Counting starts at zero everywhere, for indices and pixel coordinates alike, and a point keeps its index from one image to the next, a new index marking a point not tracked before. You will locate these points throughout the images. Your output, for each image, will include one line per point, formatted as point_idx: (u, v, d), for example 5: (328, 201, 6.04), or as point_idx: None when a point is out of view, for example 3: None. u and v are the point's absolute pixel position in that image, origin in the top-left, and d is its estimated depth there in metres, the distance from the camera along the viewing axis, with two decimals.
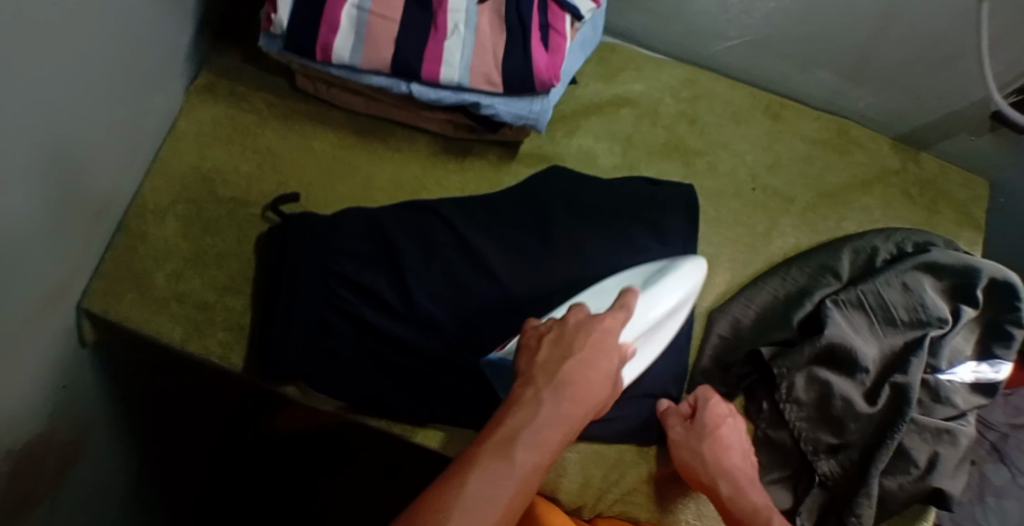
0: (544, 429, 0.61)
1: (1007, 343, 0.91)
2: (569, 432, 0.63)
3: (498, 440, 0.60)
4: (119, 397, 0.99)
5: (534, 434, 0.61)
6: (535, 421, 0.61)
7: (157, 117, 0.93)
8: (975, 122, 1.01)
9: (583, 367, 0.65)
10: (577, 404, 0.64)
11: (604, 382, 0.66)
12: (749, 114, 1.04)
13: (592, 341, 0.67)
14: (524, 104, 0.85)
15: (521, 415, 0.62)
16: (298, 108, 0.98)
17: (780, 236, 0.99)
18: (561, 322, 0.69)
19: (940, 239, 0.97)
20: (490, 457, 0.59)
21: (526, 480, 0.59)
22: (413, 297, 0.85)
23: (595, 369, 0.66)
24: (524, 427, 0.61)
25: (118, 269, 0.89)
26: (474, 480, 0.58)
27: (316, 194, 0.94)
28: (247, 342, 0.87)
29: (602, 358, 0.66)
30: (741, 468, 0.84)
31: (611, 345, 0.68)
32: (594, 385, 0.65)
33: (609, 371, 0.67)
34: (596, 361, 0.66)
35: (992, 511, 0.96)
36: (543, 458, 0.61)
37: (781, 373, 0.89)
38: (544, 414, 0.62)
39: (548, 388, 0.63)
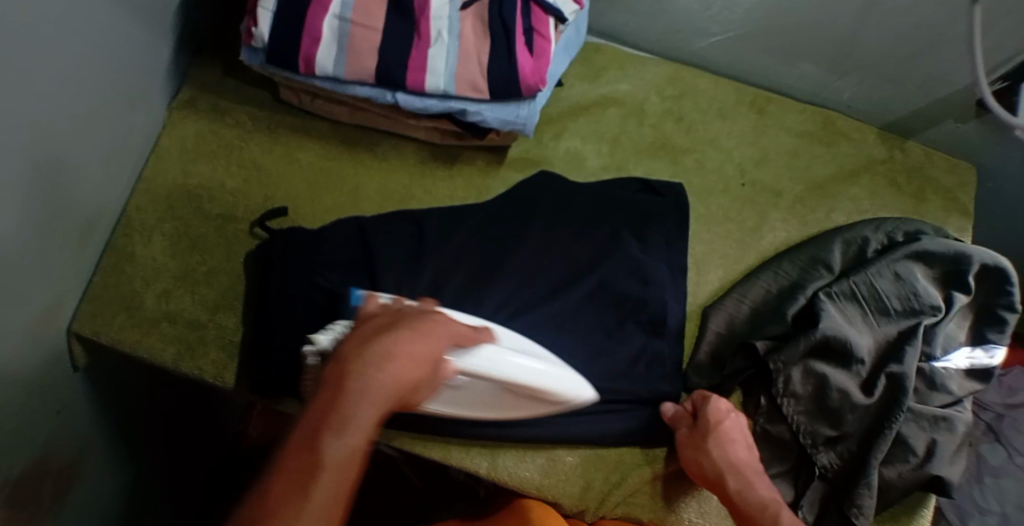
0: (358, 407, 0.57)
1: (1000, 328, 0.93)
2: (389, 404, 0.60)
3: (308, 432, 0.57)
4: (115, 419, 0.98)
5: (356, 409, 0.57)
6: (349, 402, 0.57)
7: (139, 135, 0.91)
8: (961, 108, 1.01)
9: (402, 338, 0.62)
10: (404, 371, 0.60)
11: (426, 359, 0.63)
12: (735, 109, 1.04)
13: (424, 319, 0.66)
14: (511, 110, 0.84)
15: (331, 395, 0.58)
16: (282, 120, 0.97)
17: (771, 230, 0.99)
18: (388, 310, 0.68)
19: (930, 226, 0.97)
20: (303, 445, 0.56)
21: (344, 460, 0.56)
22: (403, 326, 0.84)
23: (425, 343, 0.63)
24: (333, 411, 0.57)
25: (106, 291, 0.88)
26: (280, 485, 0.55)
27: (304, 207, 0.93)
28: (239, 360, 0.86)
29: (422, 334, 0.64)
30: (746, 461, 0.83)
31: (432, 325, 0.65)
32: (418, 358, 0.62)
33: (433, 348, 0.64)
34: (416, 338, 0.63)
35: (990, 490, 0.96)
36: (362, 435, 0.57)
37: (777, 368, 0.89)
38: (354, 389, 0.58)
39: (373, 356, 0.60)
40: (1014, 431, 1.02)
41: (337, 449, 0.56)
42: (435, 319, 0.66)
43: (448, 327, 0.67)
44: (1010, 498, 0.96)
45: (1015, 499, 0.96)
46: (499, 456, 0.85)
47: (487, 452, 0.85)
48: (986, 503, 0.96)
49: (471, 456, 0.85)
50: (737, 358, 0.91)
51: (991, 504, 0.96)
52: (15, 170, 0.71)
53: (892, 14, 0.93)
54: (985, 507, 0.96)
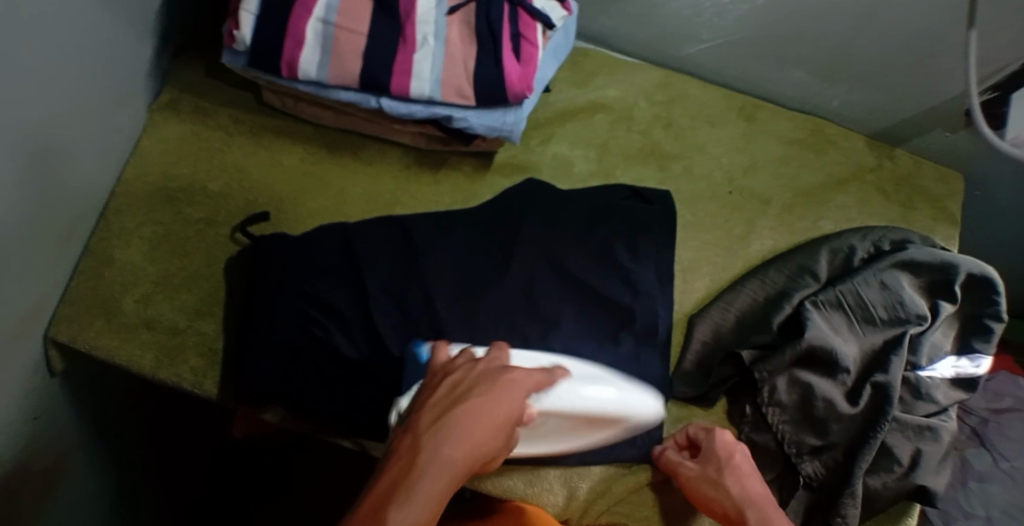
0: (425, 478, 0.60)
1: (987, 337, 0.93)
2: (457, 478, 0.62)
3: (377, 498, 0.60)
4: (97, 423, 0.97)
5: (422, 481, 0.60)
6: (415, 474, 0.60)
7: (120, 138, 0.90)
8: (949, 117, 1.01)
9: (473, 409, 0.64)
10: (473, 445, 0.63)
11: (495, 431, 0.65)
12: (724, 115, 1.04)
13: (503, 381, 0.68)
14: (498, 116, 0.83)
15: (403, 464, 0.61)
16: (265, 123, 0.96)
17: (759, 238, 0.99)
18: (469, 364, 0.69)
19: (917, 235, 0.97)
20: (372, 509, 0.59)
21: None
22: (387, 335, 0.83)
23: (503, 409, 0.66)
24: (405, 480, 0.60)
25: (84, 296, 0.86)
26: None
27: (287, 212, 0.92)
28: (220, 368, 0.85)
29: (498, 405, 0.66)
30: (764, 495, 0.81)
31: (510, 394, 0.67)
32: (490, 429, 0.65)
33: (509, 413, 0.66)
34: (489, 409, 0.65)
35: (975, 494, 0.96)
36: (427, 508, 0.58)
37: (763, 378, 0.89)
38: (426, 460, 0.61)
39: (452, 433, 0.63)
40: (998, 434, 1.03)
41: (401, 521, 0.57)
42: (516, 380, 0.69)
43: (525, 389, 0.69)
44: (994, 501, 0.96)
45: (1000, 504, 0.96)
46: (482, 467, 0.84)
47: None
48: (971, 507, 0.96)
49: None
50: (723, 367, 0.91)
51: (976, 508, 0.96)
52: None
53: (882, 23, 0.92)
54: (971, 510, 0.95)
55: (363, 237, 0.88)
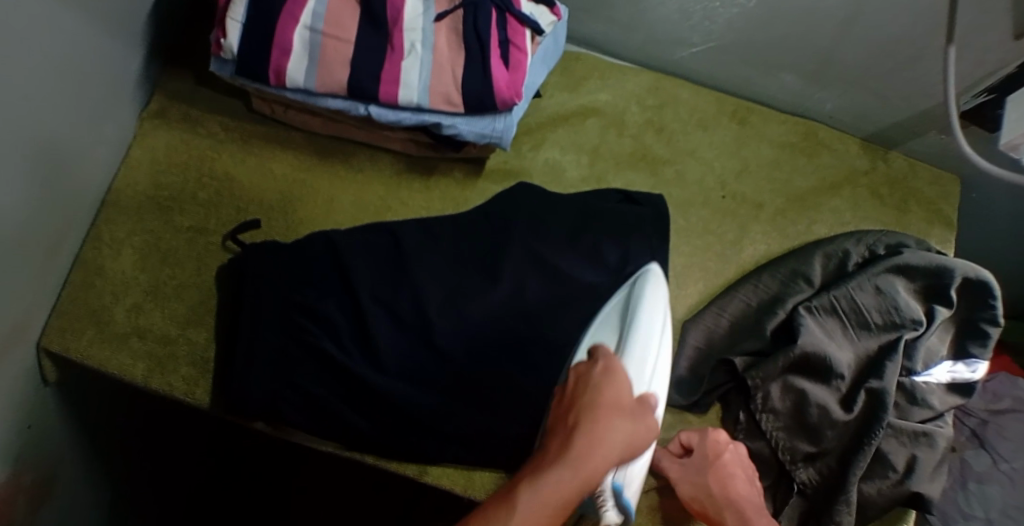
0: (551, 473, 0.64)
1: (983, 342, 0.92)
2: (585, 478, 0.64)
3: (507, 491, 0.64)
4: (89, 432, 0.97)
5: (543, 481, 0.63)
6: (541, 475, 0.64)
7: (109, 147, 0.89)
8: (944, 120, 1.00)
9: (592, 412, 0.68)
10: (636, 428, 0.69)
11: (619, 432, 0.68)
12: (716, 120, 1.03)
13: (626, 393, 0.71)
14: (487, 123, 0.83)
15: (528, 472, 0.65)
16: (256, 130, 0.95)
17: (752, 243, 0.98)
18: (580, 375, 0.73)
19: (912, 239, 0.97)
20: (502, 509, 0.61)
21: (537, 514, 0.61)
22: (374, 342, 0.84)
23: (629, 430, 0.69)
24: (536, 477, 0.64)
25: (75, 305, 0.86)
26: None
27: (278, 220, 0.91)
28: (211, 377, 0.85)
29: (607, 407, 0.69)
30: (747, 497, 0.81)
31: (618, 393, 0.71)
32: (611, 433, 0.67)
33: (621, 405, 0.70)
34: (602, 406, 0.69)
35: (974, 496, 0.96)
36: (553, 495, 0.62)
37: (755, 385, 0.88)
38: (549, 467, 0.64)
39: (593, 419, 0.68)
40: (997, 436, 1.01)
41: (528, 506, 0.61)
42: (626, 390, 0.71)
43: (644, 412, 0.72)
44: (994, 503, 0.95)
45: (1000, 506, 0.95)
46: (474, 475, 0.84)
47: (462, 473, 0.84)
48: (971, 509, 0.95)
49: (445, 474, 0.84)
50: (717, 373, 0.90)
51: (975, 510, 0.95)
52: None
53: (875, 28, 0.91)
54: (970, 512, 0.95)
55: (351, 246, 0.87)
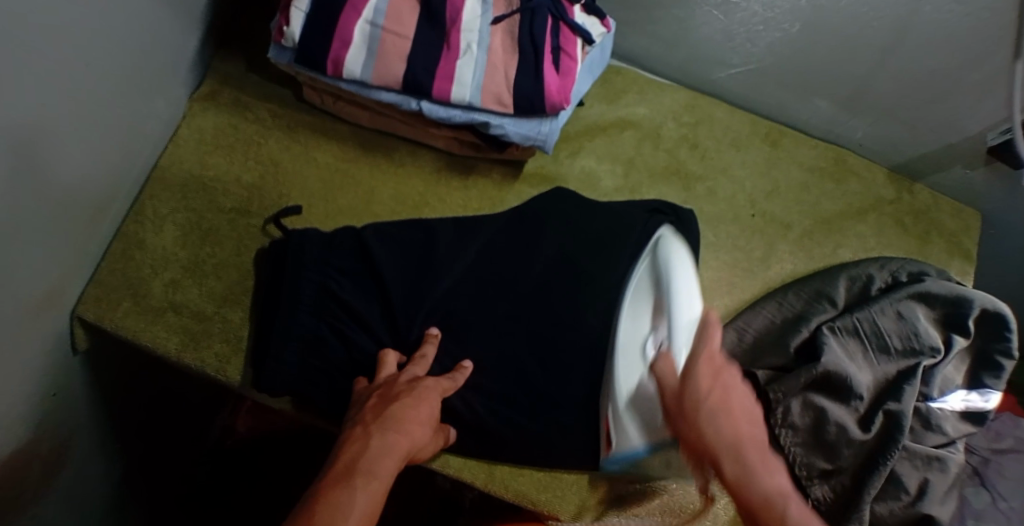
0: (384, 457, 0.69)
1: (997, 374, 0.94)
2: (404, 458, 0.71)
3: (340, 469, 0.68)
4: (106, 401, 0.97)
5: (376, 464, 0.68)
6: (368, 451, 0.70)
7: (159, 123, 0.92)
8: (971, 154, 1.03)
9: (718, 419, 0.71)
10: (391, 461, 0.69)
11: (742, 414, 0.72)
12: (750, 140, 1.06)
13: (709, 385, 0.72)
14: (533, 125, 0.85)
15: (357, 446, 0.70)
16: (301, 120, 0.97)
17: (778, 261, 1.00)
18: (686, 386, 0.73)
19: (933, 268, 0.98)
20: (342, 479, 0.66)
21: (377, 480, 0.67)
22: (401, 326, 0.85)
23: (409, 437, 0.73)
24: (362, 454, 0.69)
25: (113, 276, 0.88)
26: (342, 488, 0.65)
27: (317, 207, 0.93)
28: (243, 355, 0.87)
29: (723, 405, 0.72)
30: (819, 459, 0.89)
31: (723, 377, 0.73)
32: (720, 416, 0.71)
33: (716, 396, 0.72)
34: (722, 416, 0.71)
35: None
36: (383, 482, 0.67)
37: (775, 399, 0.90)
38: (374, 445, 0.70)
39: (362, 440, 0.71)
40: (997, 475, 0.99)
41: (364, 490, 0.65)
42: (425, 412, 0.76)
43: (736, 399, 0.73)
44: None
45: None
46: (495, 469, 0.86)
47: (482, 467, 0.86)
48: None
49: (467, 467, 0.86)
50: None
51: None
52: (34, 148, 0.70)
53: (912, 58, 0.94)
54: None
55: (384, 237, 0.89)
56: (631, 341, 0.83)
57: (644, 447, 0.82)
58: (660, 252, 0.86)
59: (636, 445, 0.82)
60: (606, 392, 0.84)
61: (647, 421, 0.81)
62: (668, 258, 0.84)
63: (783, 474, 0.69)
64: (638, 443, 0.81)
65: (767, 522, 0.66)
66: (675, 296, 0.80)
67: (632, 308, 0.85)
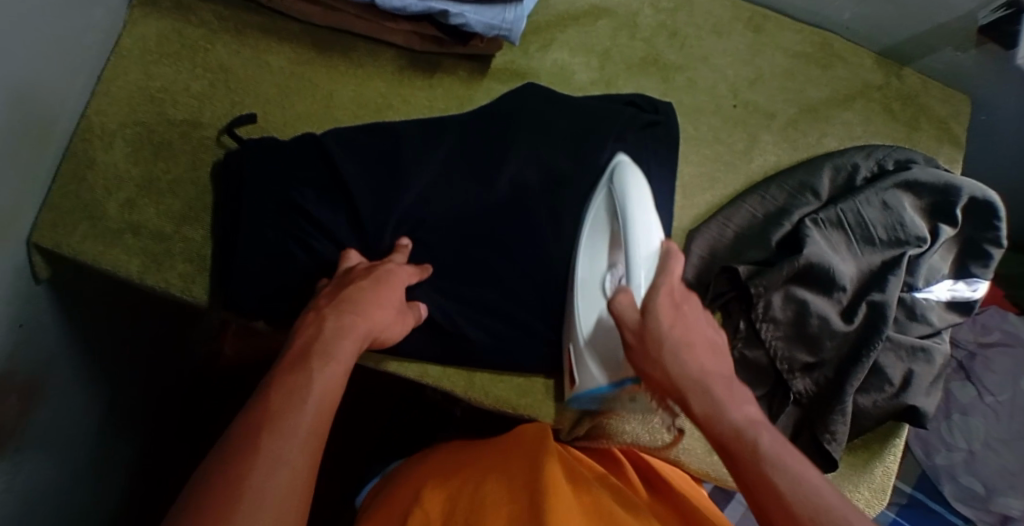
0: (342, 339, 0.67)
1: (984, 263, 0.92)
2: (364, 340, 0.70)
3: (296, 354, 0.66)
4: (83, 330, 0.93)
5: (336, 346, 0.67)
6: (325, 333, 0.68)
7: (99, 33, 0.85)
8: (960, 37, 0.98)
9: (683, 353, 0.66)
10: (350, 345, 0.67)
11: (707, 347, 0.68)
12: (731, 26, 1.00)
13: (670, 320, 0.67)
14: (497, 13, 0.84)
15: (312, 330, 0.68)
16: (248, 21, 0.91)
17: (761, 153, 0.97)
18: (644, 321, 0.67)
19: (920, 155, 0.95)
20: (299, 366, 0.64)
21: (338, 367, 0.65)
22: (366, 232, 0.81)
23: (367, 323, 0.71)
24: (320, 336, 0.67)
25: (66, 199, 0.83)
26: (299, 374, 0.63)
27: (275, 114, 0.89)
28: (208, 275, 0.84)
29: (691, 338, 0.67)
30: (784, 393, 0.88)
31: (686, 315, 0.68)
32: (687, 351, 0.67)
33: (679, 332, 0.67)
34: (691, 347, 0.67)
35: (957, 426, 1.10)
36: (345, 365, 0.66)
37: (758, 293, 0.86)
38: (330, 328, 0.68)
39: (318, 324, 0.69)
40: (983, 369, 1.11)
41: (324, 372, 0.64)
42: (387, 295, 0.74)
43: (696, 333, 0.68)
44: (976, 434, 1.09)
45: (981, 434, 1.08)
46: (475, 377, 0.85)
47: (463, 375, 0.85)
48: (953, 438, 1.10)
49: (446, 376, 0.85)
50: (721, 282, 0.89)
51: (958, 442, 1.10)
52: None
53: None
54: (953, 443, 1.10)
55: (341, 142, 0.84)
56: (590, 276, 0.79)
57: (610, 385, 0.78)
58: (622, 176, 0.79)
59: (599, 385, 0.78)
60: (568, 327, 0.82)
61: (610, 358, 0.78)
62: (627, 184, 0.77)
63: (750, 403, 0.65)
64: (601, 385, 0.78)
65: (738, 455, 0.62)
66: (632, 223, 0.74)
67: (591, 241, 0.81)
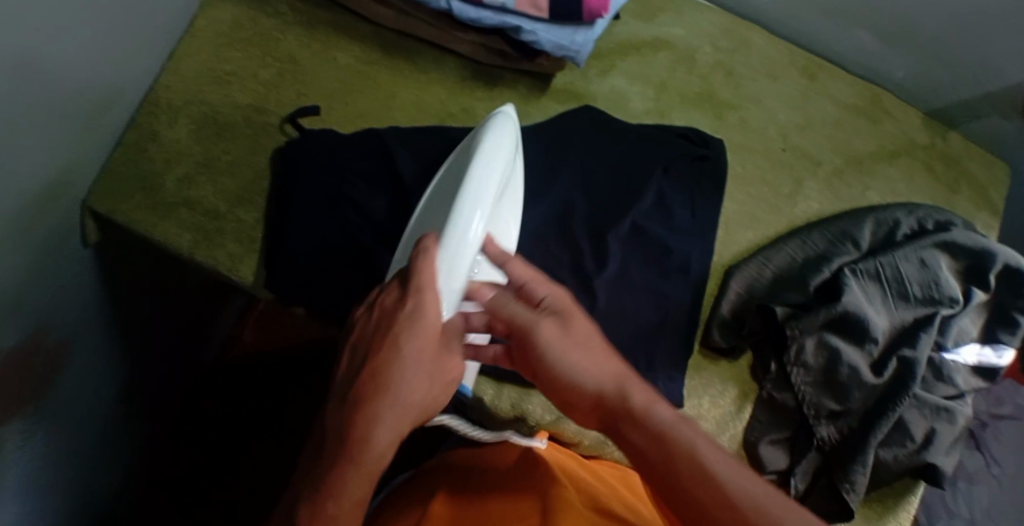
0: (384, 425, 0.58)
1: (1012, 329, 0.93)
2: (412, 420, 0.60)
3: (339, 445, 0.58)
4: (121, 296, 0.94)
5: (375, 436, 0.58)
6: (364, 420, 0.58)
7: (176, 9, 0.87)
8: (1009, 105, 1.03)
9: (577, 365, 0.61)
10: (392, 427, 0.59)
11: (608, 368, 0.62)
12: (785, 71, 1.02)
13: (557, 328, 0.62)
14: (568, 34, 0.87)
15: (355, 414, 0.59)
16: (322, 17, 0.94)
17: (805, 199, 0.98)
18: (515, 324, 0.63)
19: (960, 219, 0.96)
20: (341, 459, 0.58)
21: (378, 461, 0.58)
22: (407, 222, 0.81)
23: (408, 387, 0.59)
24: (360, 424, 0.58)
25: (124, 168, 0.84)
26: (346, 475, 0.57)
27: (336, 108, 0.90)
28: (258, 256, 0.84)
29: (580, 350, 0.61)
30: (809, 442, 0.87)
31: (571, 331, 0.62)
32: (589, 362, 0.61)
33: (577, 344, 0.62)
34: (584, 360, 0.61)
35: (961, 494, 1.05)
36: (387, 451, 0.58)
37: (792, 336, 0.87)
38: (370, 413, 0.58)
39: (356, 396, 0.59)
40: (993, 439, 1.10)
41: (371, 462, 0.58)
42: (428, 350, 0.60)
43: (593, 349, 0.62)
44: (975, 503, 1.05)
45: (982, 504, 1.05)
46: (504, 389, 0.82)
47: (492, 382, 0.82)
48: (956, 507, 1.04)
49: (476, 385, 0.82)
50: (755, 320, 0.89)
51: (960, 509, 1.05)
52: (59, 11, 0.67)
53: None
54: (954, 510, 1.04)
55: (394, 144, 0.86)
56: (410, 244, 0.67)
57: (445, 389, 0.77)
58: (490, 128, 0.67)
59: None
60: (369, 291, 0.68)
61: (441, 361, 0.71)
62: (483, 146, 0.64)
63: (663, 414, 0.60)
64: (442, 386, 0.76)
65: (670, 479, 0.58)
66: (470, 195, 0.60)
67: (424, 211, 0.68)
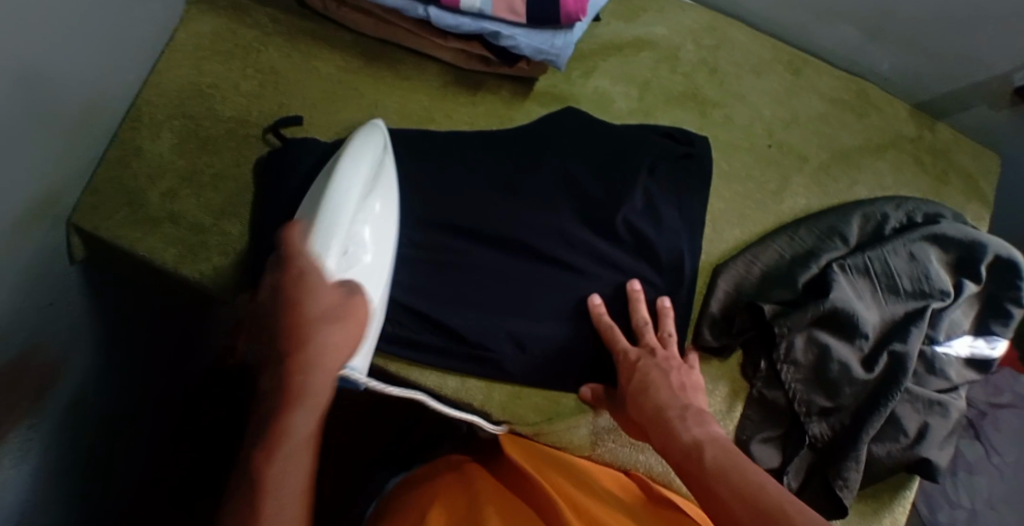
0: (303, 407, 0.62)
1: (1004, 321, 0.92)
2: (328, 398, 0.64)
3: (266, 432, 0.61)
4: (110, 311, 0.94)
5: (296, 420, 0.62)
6: (285, 408, 0.61)
7: (155, 24, 0.87)
8: (995, 96, 1.02)
9: (647, 396, 0.75)
10: (310, 411, 0.62)
11: (671, 391, 0.75)
12: (770, 67, 1.02)
13: (629, 368, 0.78)
14: (547, 38, 0.87)
15: (274, 405, 0.62)
16: (303, 26, 0.94)
17: (792, 195, 0.97)
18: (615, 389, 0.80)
19: (949, 211, 0.96)
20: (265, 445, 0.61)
21: (304, 436, 0.62)
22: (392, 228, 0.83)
23: (318, 376, 0.63)
24: (282, 411, 0.61)
25: (108, 183, 0.84)
26: (279, 454, 0.61)
27: (319, 118, 0.90)
28: (241, 268, 0.84)
29: (658, 379, 0.76)
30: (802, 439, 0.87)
31: (642, 367, 0.78)
32: (657, 389, 0.75)
33: (643, 380, 0.76)
34: (655, 389, 0.75)
35: (963, 483, 1.05)
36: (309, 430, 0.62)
37: (781, 333, 0.87)
38: (287, 401, 0.62)
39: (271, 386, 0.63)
40: (993, 429, 1.09)
41: (297, 436, 0.62)
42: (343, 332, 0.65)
43: (661, 377, 0.76)
44: (980, 494, 1.04)
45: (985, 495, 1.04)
46: (495, 392, 0.83)
47: (483, 386, 0.83)
48: (957, 497, 1.05)
49: (466, 388, 0.82)
50: (744, 318, 0.89)
51: (961, 499, 1.05)
52: (38, 33, 0.67)
53: None
54: (956, 501, 1.05)
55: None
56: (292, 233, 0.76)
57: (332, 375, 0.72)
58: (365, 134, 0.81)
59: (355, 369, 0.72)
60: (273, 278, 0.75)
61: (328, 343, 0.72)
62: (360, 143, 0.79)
63: (708, 429, 0.70)
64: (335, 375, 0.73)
65: (714, 497, 0.64)
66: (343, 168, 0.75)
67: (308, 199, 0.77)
